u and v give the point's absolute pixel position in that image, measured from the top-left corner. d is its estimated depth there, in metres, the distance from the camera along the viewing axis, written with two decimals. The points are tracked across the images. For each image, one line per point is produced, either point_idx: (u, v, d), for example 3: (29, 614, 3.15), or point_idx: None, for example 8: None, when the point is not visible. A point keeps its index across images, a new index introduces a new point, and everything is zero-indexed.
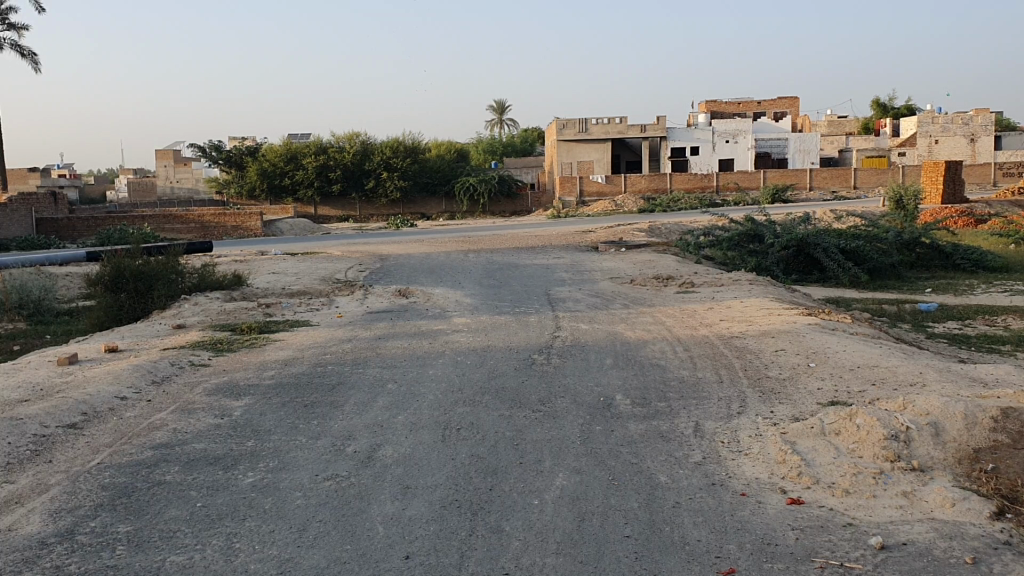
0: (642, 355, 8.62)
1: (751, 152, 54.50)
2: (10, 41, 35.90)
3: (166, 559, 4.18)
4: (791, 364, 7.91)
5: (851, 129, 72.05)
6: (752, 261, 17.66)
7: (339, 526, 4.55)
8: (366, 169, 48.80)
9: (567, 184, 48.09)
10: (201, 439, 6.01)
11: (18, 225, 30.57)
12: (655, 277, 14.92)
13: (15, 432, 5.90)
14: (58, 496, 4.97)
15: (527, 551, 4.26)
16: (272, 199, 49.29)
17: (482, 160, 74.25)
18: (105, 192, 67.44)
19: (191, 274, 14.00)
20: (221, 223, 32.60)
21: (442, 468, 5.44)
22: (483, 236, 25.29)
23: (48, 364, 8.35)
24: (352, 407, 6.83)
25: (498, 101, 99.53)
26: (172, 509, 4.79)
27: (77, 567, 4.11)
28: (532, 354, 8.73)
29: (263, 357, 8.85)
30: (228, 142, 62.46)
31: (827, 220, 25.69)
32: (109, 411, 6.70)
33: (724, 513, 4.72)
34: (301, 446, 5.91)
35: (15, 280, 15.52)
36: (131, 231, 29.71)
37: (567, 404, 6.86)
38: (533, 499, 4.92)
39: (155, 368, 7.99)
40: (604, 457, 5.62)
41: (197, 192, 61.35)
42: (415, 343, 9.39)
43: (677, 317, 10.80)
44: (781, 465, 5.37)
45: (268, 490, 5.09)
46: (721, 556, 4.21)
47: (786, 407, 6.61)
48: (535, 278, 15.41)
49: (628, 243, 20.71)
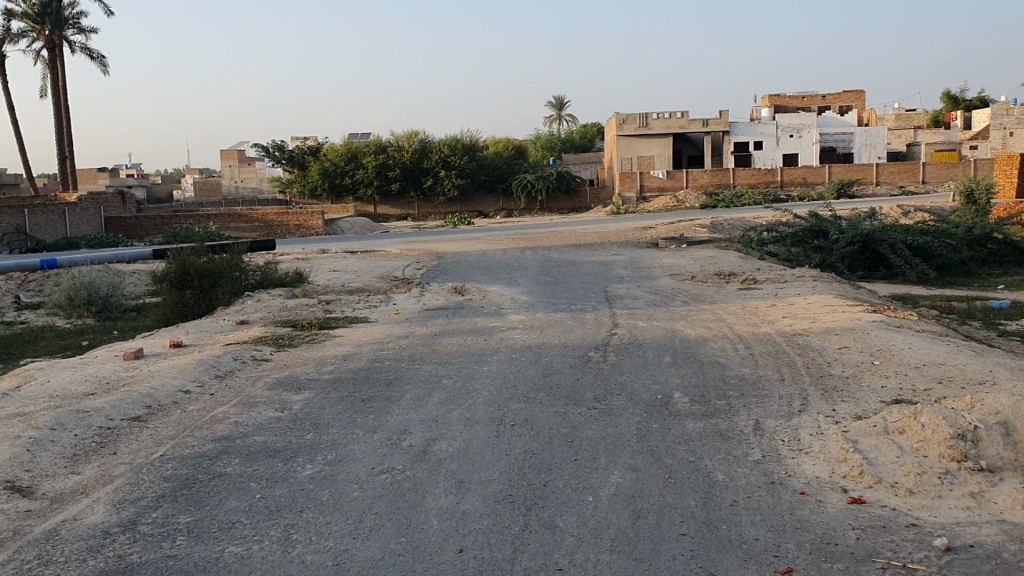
0: (702, 353, 8.51)
1: (816, 147, 53.54)
2: (81, 44, 36.89)
3: (226, 549, 4.25)
4: (855, 361, 7.74)
5: (920, 122, 70.21)
6: (816, 257, 17.31)
7: (395, 518, 4.58)
8: (424, 168, 49.28)
9: (627, 179, 47.64)
10: (262, 432, 6.11)
11: (89, 223, 31.39)
12: (717, 274, 14.76)
13: (83, 424, 6.07)
14: (121, 487, 5.09)
15: (581, 547, 4.23)
16: (334, 197, 50.01)
17: (540, 157, 74.44)
18: (170, 191, 68.76)
19: (254, 271, 14.26)
20: (285, 222, 33.16)
21: (496, 462, 5.45)
22: (541, 233, 25.39)
23: (116, 358, 8.56)
24: (408, 402, 6.89)
25: (558, 98, 98.11)
26: (232, 500, 4.87)
27: (139, 556, 4.20)
28: (590, 351, 8.69)
29: (324, 351, 8.97)
30: (292, 141, 63.75)
31: (894, 217, 24.79)
32: (173, 404, 6.84)
33: (784, 511, 4.64)
34: (358, 438, 5.98)
35: (85, 275, 16.02)
36: (196, 230, 30.41)
37: (624, 401, 6.81)
38: (587, 496, 4.88)
39: (219, 363, 8.14)
40: (662, 455, 5.56)
41: (262, 191, 62.54)
42: (473, 339, 9.42)
43: (740, 314, 10.65)
44: (842, 464, 5.26)
45: (325, 482, 5.13)
46: (779, 554, 4.12)
47: (849, 405, 6.47)
48: (594, 275, 15.37)
49: (689, 239, 20.52)
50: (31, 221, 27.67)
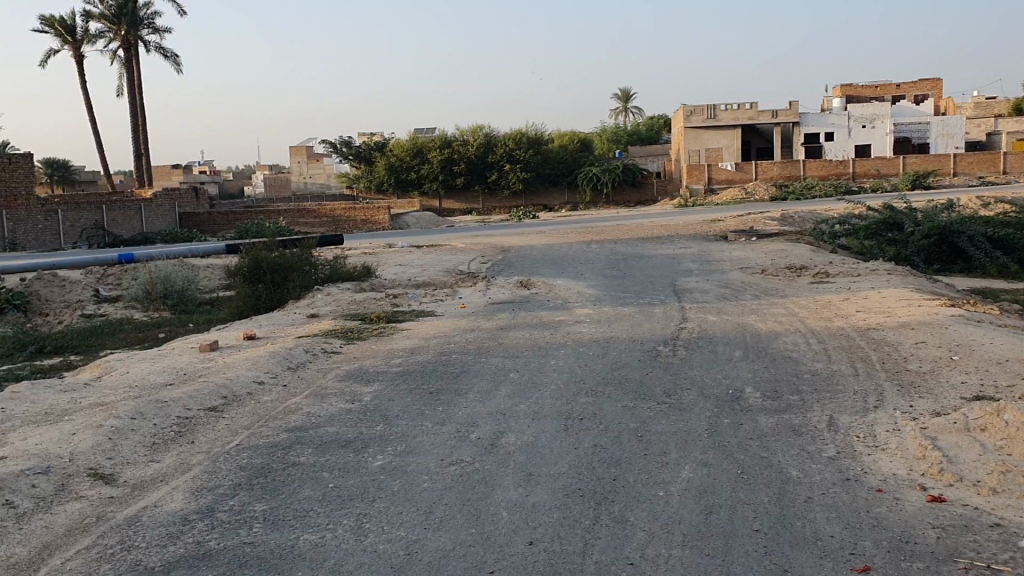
0: (774, 347, 8.38)
1: (890, 137, 52.32)
2: (155, 43, 37.80)
3: (301, 537, 4.32)
4: (933, 356, 7.54)
5: (1000, 110, 67.92)
6: (891, 249, 16.79)
7: (465, 510, 4.60)
8: (489, 162, 49.42)
9: (694, 171, 47.14)
10: (333, 423, 6.20)
11: (164, 218, 32.21)
12: (788, 267, 14.50)
13: (162, 414, 6.24)
14: (199, 475, 5.21)
15: (652, 542, 4.20)
16: (400, 192, 50.51)
17: (606, 149, 74.04)
18: (241, 187, 70.17)
19: (324, 266, 14.49)
20: (352, 217, 33.61)
21: (565, 455, 5.44)
22: (607, 226, 25.27)
23: (192, 350, 8.78)
24: (476, 395, 6.92)
25: (623, 91, 97.41)
26: (306, 489, 4.95)
27: (217, 542, 4.30)
28: (658, 345, 8.62)
29: (392, 344, 9.06)
30: (359, 136, 64.51)
31: (973, 208, 24.04)
32: (248, 395, 6.98)
33: (860, 508, 4.54)
34: (428, 430, 6.03)
35: (162, 269, 16.45)
36: (267, 225, 31.01)
37: (694, 396, 6.73)
38: (658, 491, 4.84)
39: (291, 355, 8.28)
40: (733, 450, 5.49)
41: (329, 186, 63.45)
42: (539, 333, 9.43)
43: (812, 308, 10.45)
44: (921, 461, 5.14)
45: (396, 473, 5.19)
46: (856, 552, 4.04)
47: (928, 401, 6.31)
48: (661, 269, 15.25)
49: (759, 232, 20.20)
50: (109, 217, 28.47)
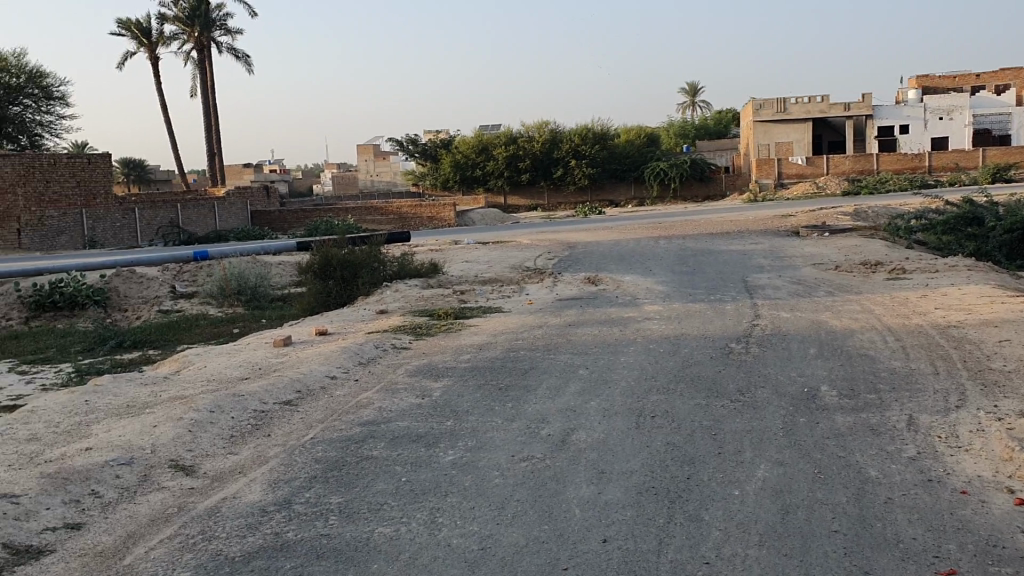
0: (849, 345, 8.20)
1: (968, 129, 50.77)
2: (227, 44, 38.59)
3: (376, 530, 4.37)
4: (1018, 355, 7.29)
5: None
6: (970, 245, 16.47)
7: (538, 506, 4.60)
8: (555, 158, 49.29)
9: (764, 165, 46.44)
10: (405, 418, 6.26)
11: (236, 216, 32.86)
12: (862, 263, 14.18)
13: (239, 407, 6.38)
14: (276, 467, 5.31)
15: (728, 541, 4.14)
16: (466, 189, 50.74)
17: (673, 144, 73.30)
18: (310, 185, 71.27)
19: (392, 263, 14.63)
20: (419, 214, 33.85)
21: (637, 453, 5.41)
22: (675, 222, 25.02)
23: (266, 345, 8.94)
24: (546, 391, 6.92)
25: (691, 85, 96.30)
26: (380, 483, 5.01)
27: (294, 533, 4.37)
28: (730, 343, 8.51)
29: (462, 341, 9.10)
30: (426, 134, 64.96)
31: None
32: (321, 389, 7.09)
33: (943, 510, 4.42)
34: (498, 426, 6.04)
35: (236, 266, 16.79)
36: (336, 223, 31.44)
37: (768, 395, 6.63)
38: (733, 490, 4.78)
39: (362, 350, 8.38)
40: (810, 449, 5.39)
41: (396, 184, 64.02)
42: (609, 330, 9.38)
43: (888, 305, 10.21)
44: (1007, 463, 4.98)
45: (467, 468, 5.21)
46: (940, 555, 3.93)
47: (1013, 401, 6.11)
48: (731, 265, 15.04)
49: (832, 227, 19.78)
50: (183, 215, 29.13)
